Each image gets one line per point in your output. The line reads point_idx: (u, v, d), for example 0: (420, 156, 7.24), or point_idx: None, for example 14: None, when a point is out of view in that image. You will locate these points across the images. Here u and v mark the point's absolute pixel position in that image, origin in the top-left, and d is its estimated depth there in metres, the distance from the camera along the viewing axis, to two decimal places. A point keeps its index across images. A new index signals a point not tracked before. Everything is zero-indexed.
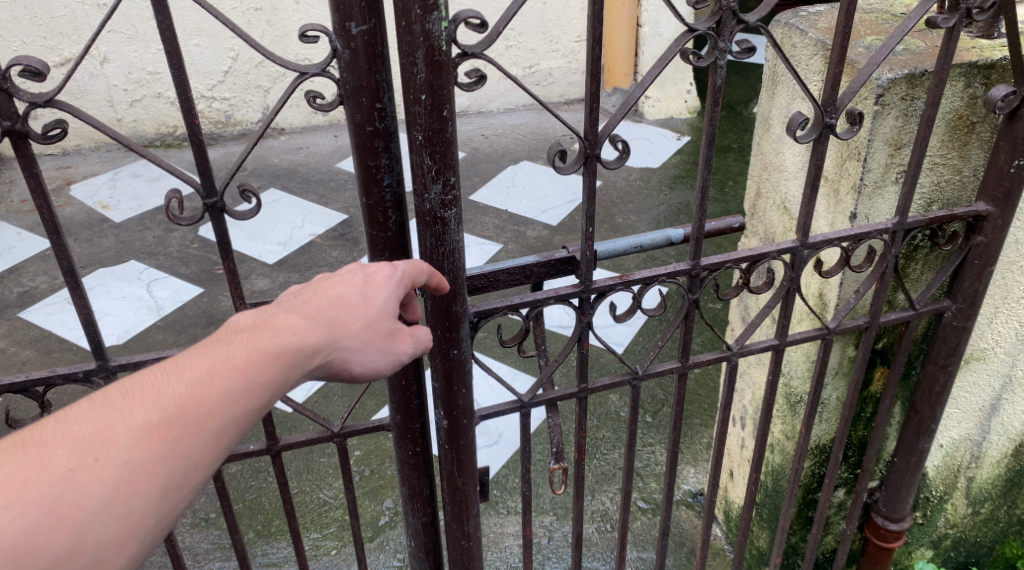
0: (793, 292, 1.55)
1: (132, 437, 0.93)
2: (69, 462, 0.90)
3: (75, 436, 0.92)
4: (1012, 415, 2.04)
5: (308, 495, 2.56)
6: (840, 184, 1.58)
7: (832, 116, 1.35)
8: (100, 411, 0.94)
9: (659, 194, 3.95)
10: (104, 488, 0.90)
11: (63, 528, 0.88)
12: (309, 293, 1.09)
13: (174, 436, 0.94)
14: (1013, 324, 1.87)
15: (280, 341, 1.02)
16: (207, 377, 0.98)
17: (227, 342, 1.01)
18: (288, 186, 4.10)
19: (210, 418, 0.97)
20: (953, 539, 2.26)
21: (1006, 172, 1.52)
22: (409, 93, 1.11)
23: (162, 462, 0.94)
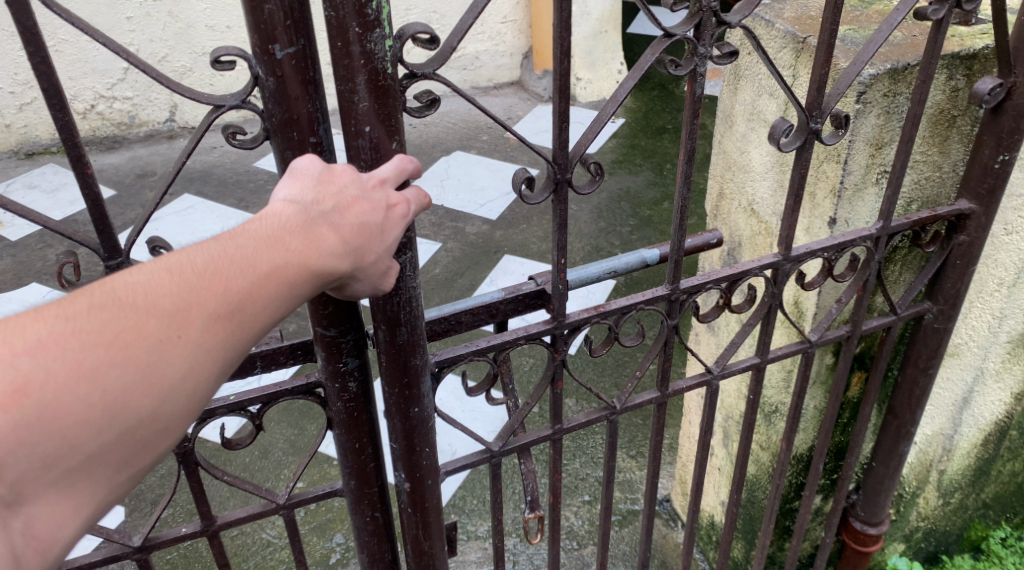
0: (774, 308, 1.43)
1: (208, 318, 0.83)
2: (149, 335, 0.80)
3: (155, 309, 0.81)
4: (983, 406, 1.97)
5: (250, 536, 2.35)
6: (817, 187, 1.46)
7: (817, 120, 1.22)
8: (178, 283, 0.83)
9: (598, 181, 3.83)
10: (182, 366, 0.82)
11: (144, 399, 0.81)
12: (344, 198, 0.92)
13: (241, 328, 0.85)
14: (986, 316, 1.77)
15: (338, 249, 0.90)
16: (272, 274, 0.86)
17: (285, 235, 0.88)
18: (203, 190, 3.82)
19: (269, 314, 0.87)
20: (924, 531, 2.21)
21: (990, 167, 1.43)
22: (351, 122, 0.95)
23: (226, 352, 0.85)
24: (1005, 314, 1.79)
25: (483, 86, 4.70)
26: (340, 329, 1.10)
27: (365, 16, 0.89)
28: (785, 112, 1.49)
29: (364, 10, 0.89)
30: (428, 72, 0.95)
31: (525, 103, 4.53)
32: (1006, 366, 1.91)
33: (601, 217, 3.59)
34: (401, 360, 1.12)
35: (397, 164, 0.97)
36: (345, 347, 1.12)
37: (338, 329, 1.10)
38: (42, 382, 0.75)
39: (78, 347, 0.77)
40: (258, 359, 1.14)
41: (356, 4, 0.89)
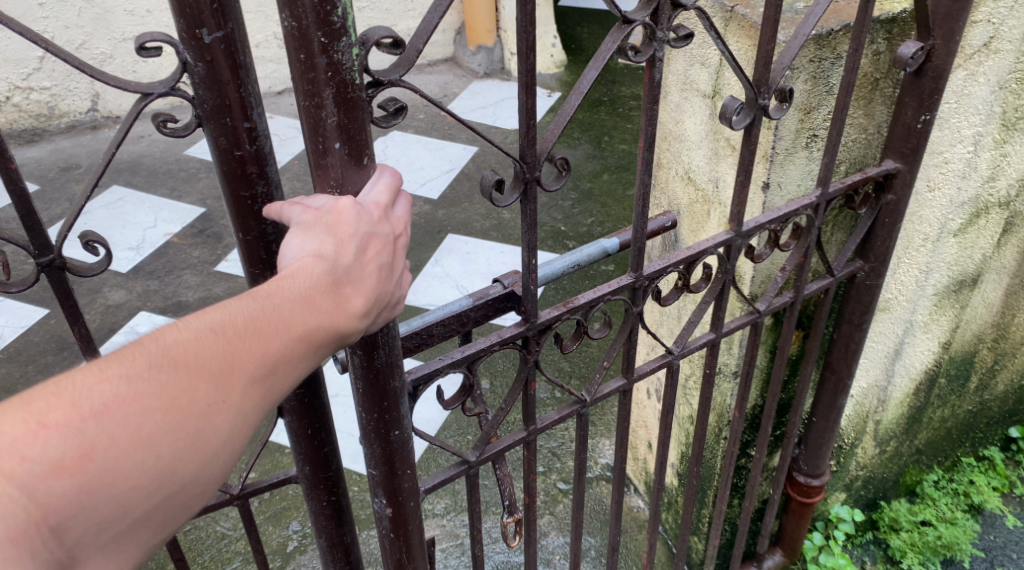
0: (727, 284, 1.48)
1: (248, 382, 0.88)
2: (197, 400, 0.85)
3: (204, 372, 0.85)
4: (913, 357, 2.03)
5: (203, 530, 2.33)
6: None
7: (765, 97, 1.26)
8: (223, 344, 0.86)
9: None
10: (223, 429, 0.87)
11: (191, 462, 0.85)
12: (364, 245, 0.95)
13: (273, 386, 0.90)
14: (913, 271, 1.83)
15: (360, 307, 0.94)
16: (303, 336, 0.90)
17: (316, 295, 0.91)
18: (133, 181, 3.71)
19: (299, 372, 0.92)
20: (863, 480, 2.28)
21: (913, 128, 1.49)
22: (320, 138, 0.97)
23: (259, 412, 0.90)
24: (931, 267, 1.84)
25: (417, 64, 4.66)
26: None
27: (331, 25, 0.90)
28: (718, 78, 1.52)
29: (329, 19, 0.90)
30: (394, 79, 0.95)
31: (461, 80, 4.52)
32: (933, 317, 1.97)
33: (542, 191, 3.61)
34: (377, 384, 1.13)
35: (388, 181, 1.02)
36: None
37: None
38: (106, 447, 0.79)
39: (137, 411, 0.81)
40: None
41: (319, 17, 0.89)
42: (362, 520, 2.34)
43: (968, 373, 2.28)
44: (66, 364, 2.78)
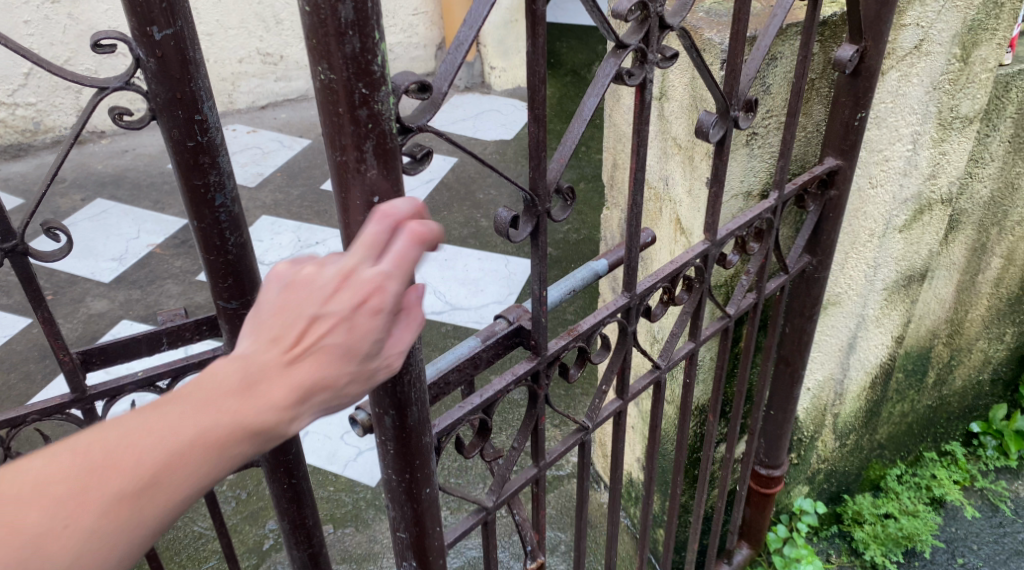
0: (704, 293, 1.54)
1: (104, 505, 0.75)
2: (29, 526, 0.73)
3: (44, 494, 0.73)
4: (868, 350, 2.09)
5: (180, 530, 2.37)
6: (694, 152, 1.57)
7: (734, 108, 1.31)
8: (82, 460, 0.75)
9: (517, 166, 3.93)
10: (71, 560, 0.74)
11: None
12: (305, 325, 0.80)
13: (152, 505, 0.77)
14: (862, 266, 1.89)
15: (274, 403, 0.80)
16: (196, 441, 0.78)
17: (227, 392, 0.79)
18: (116, 194, 3.77)
19: (189, 487, 0.78)
20: (825, 473, 2.34)
21: (850, 125, 1.56)
22: (352, 193, 0.91)
23: (128, 539, 0.76)
24: (878, 263, 1.90)
25: None
26: (242, 301, 1.12)
27: (372, 75, 0.85)
28: (663, 81, 1.60)
29: (369, 68, 0.85)
30: (422, 124, 0.91)
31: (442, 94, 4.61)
32: (884, 312, 2.03)
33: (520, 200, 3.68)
34: (409, 443, 1.14)
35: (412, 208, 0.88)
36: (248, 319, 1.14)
37: (241, 301, 1.12)
38: None
39: None
40: (164, 336, 1.20)
41: (359, 67, 0.85)
42: (337, 519, 2.38)
43: (925, 368, 2.34)
44: (47, 370, 2.84)
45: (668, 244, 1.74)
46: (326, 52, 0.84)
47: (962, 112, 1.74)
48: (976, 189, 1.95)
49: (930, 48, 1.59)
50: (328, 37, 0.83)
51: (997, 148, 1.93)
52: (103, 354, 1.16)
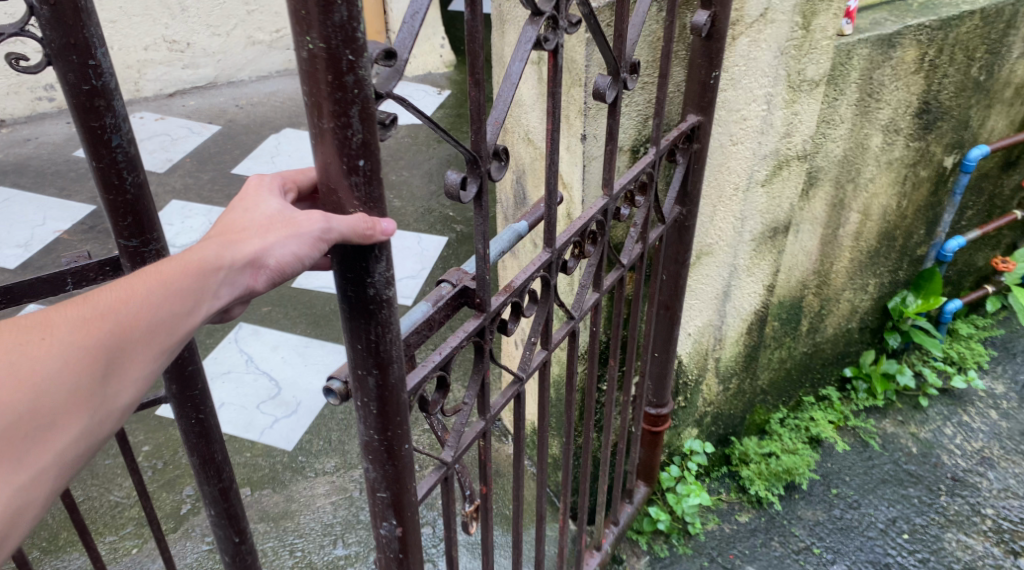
0: (603, 246, 1.65)
1: (72, 326, 0.97)
2: (12, 338, 0.94)
3: (19, 323, 0.96)
4: (742, 297, 2.29)
5: (97, 500, 2.42)
6: (569, 110, 1.73)
7: (625, 69, 1.44)
8: (48, 306, 0.98)
9: (428, 148, 4.05)
10: (55, 360, 0.94)
11: (23, 391, 0.92)
12: (223, 231, 1.10)
13: (113, 330, 0.99)
14: (730, 218, 2.08)
15: (199, 256, 1.06)
16: (139, 287, 1.02)
17: (159, 265, 1.05)
18: (20, 182, 3.73)
19: (145, 319, 1.01)
20: (712, 416, 2.55)
21: (706, 84, 1.74)
22: (333, 153, 0.97)
23: (102, 350, 0.98)
24: (745, 215, 2.10)
25: None
26: (142, 239, 1.21)
27: (356, 41, 0.92)
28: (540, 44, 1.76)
29: (354, 35, 0.92)
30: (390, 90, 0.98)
31: None
32: (754, 261, 2.23)
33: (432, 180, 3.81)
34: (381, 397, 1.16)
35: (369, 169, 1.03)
36: (149, 257, 1.22)
37: (141, 239, 1.21)
38: None
39: None
40: (69, 277, 1.31)
41: (346, 35, 0.92)
42: (255, 482, 2.46)
43: (799, 316, 2.56)
44: None
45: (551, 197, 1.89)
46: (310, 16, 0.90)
47: (809, 76, 1.95)
48: (829, 147, 2.17)
49: (773, 16, 1.79)
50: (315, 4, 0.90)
51: (845, 111, 2.15)
52: (8, 294, 1.28)
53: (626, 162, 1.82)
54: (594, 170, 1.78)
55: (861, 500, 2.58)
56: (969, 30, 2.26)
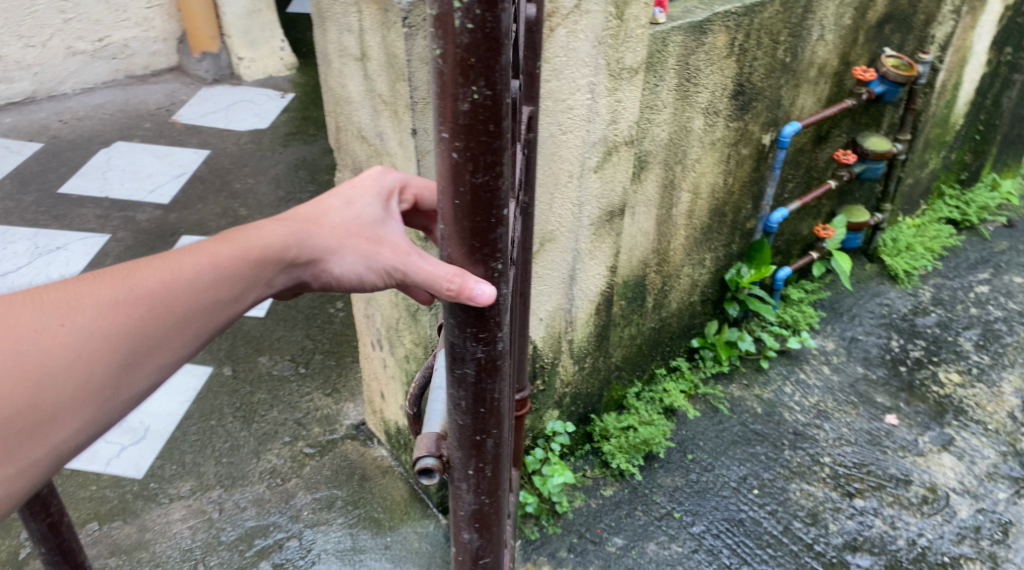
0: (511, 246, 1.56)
1: (99, 311, 1.06)
2: (26, 325, 1.02)
3: (42, 304, 1.04)
4: (588, 279, 2.37)
5: None
6: (397, 106, 1.74)
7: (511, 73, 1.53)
8: (84, 283, 1.07)
9: (273, 153, 3.94)
10: (68, 353, 1.03)
11: (25, 385, 1.00)
12: (302, 218, 1.27)
13: (146, 316, 1.09)
14: (567, 205, 2.15)
15: (256, 242, 1.20)
16: (181, 271, 1.13)
17: (220, 246, 1.18)
18: None
19: (185, 306, 1.12)
20: (570, 396, 2.62)
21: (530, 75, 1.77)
22: (468, 198, 1.14)
23: (124, 338, 1.07)
24: (581, 201, 2.17)
25: (140, 75, 4.57)
26: None
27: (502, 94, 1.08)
28: (361, 42, 1.76)
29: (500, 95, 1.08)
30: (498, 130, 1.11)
31: (189, 88, 4.50)
32: (595, 245, 2.32)
33: (280, 186, 3.72)
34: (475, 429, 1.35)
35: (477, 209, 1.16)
36: None
37: None
38: None
39: None
40: None
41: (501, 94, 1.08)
42: (103, 515, 2.33)
43: (644, 294, 2.68)
44: None
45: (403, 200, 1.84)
46: (472, 72, 1.05)
47: (627, 64, 2.04)
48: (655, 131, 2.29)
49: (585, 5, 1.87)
50: (488, 53, 1.04)
51: (667, 96, 2.26)
52: None
53: None
54: (428, 164, 1.79)
55: (714, 462, 2.74)
56: (772, 15, 2.43)
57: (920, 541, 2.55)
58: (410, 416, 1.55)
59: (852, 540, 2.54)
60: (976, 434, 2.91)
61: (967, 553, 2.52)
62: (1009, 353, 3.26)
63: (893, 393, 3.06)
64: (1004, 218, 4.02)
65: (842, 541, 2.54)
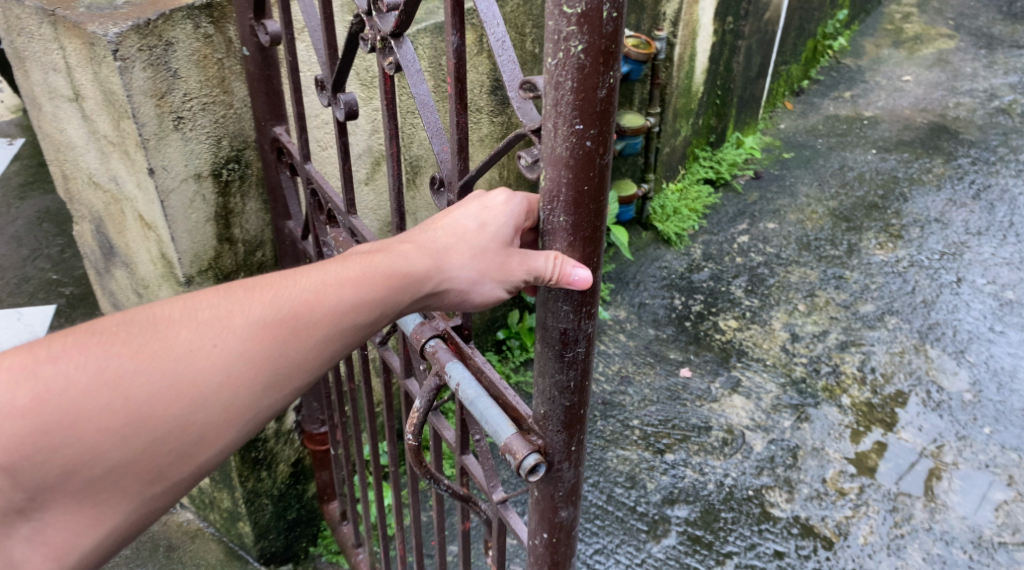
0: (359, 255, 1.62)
1: (247, 331, 1.01)
2: (179, 343, 0.98)
3: (193, 320, 1.00)
4: None
5: None
6: (127, 145, 1.60)
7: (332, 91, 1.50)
8: (233, 299, 1.03)
9: (9, 209, 3.52)
10: (216, 374, 0.99)
11: (174, 407, 0.97)
12: (451, 226, 1.12)
13: (287, 338, 1.03)
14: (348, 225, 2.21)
15: (397, 264, 1.09)
16: (327, 291, 1.05)
17: (372, 268, 1.08)
18: None
19: (325, 326, 1.05)
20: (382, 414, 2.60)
21: (272, 95, 1.65)
22: (596, 182, 1.04)
23: (268, 362, 1.02)
24: None
25: None
26: None
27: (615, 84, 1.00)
28: (73, 80, 1.61)
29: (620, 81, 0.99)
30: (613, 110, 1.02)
31: None
32: None
33: (23, 245, 3.33)
34: (581, 416, 1.24)
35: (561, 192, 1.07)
36: None
37: None
38: (71, 384, 0.92)
39: (109, 353, 0.95)
40: None
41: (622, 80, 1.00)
42: None
43: None
44: None
45: (174, 246, 1.71)
46: (610, 55, 0.96)
47: None
48: (421, 138, 2.39)
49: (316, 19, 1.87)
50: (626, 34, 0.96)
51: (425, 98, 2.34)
52: None
53: (209, 189, 1.73)
54: (174, 204, 1.67)
55: None
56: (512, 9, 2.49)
57: (726, 482, 2.74)
58: (410, 450, 1.34)
59: (669, 495, 2.69)
60: (758, 371, 3.18)
61: (766, 483, 2.75)
62: (773, 293, 3.59)
63: (683, 347, 3.28)
64: (751, 171, 4.43)
65: (660, 497, 2.68)
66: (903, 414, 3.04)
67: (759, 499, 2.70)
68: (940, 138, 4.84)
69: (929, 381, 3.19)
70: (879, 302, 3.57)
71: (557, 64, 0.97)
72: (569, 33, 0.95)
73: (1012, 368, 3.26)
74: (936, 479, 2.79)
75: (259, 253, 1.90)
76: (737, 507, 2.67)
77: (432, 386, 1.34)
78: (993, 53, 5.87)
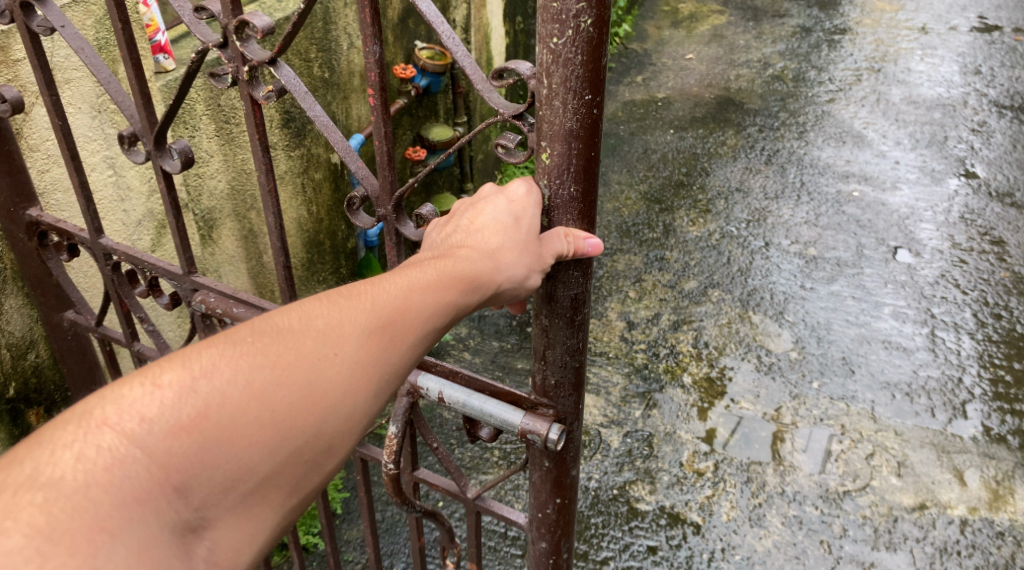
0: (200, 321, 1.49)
1: (358, 337, 0.89)
2: (308, 352, 0.86)
3: (310, 332, 0.87)
4: None
5: None
6: None
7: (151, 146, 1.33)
8: (335, 306, 0.91)
9: None
10: (343, 378, 0.87)
11: (312, 414, 0.84)
12: (490, 222, 1.03)
13: (394, 340, 0.92)
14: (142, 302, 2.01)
15: (465, 263, 0.99)
16: (416, 291, 0.95)
17: (451, 262, 0.99)
18: None
19: (418, 327, 0.94)
20: None
21: (14, 173, 1.52)
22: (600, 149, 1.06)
23: (379, 367, 0.90)
24: None
25: None
26: None
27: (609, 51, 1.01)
28: None
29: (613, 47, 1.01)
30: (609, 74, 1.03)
31: None
32: None
33: None
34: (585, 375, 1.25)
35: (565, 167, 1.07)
36: None
37: None
38: (221, 401, 0.80)
39: (250, 366, 0.82)
40: None
41: None
42: None
43: None
44: None
45: None
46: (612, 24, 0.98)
47: None
48: (211, 187, 2.19)
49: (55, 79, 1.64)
50: None
51: (209, 144, 2.16)
52: None
53: None
54: None
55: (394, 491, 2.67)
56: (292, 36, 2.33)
57: (591, 485, 2.73)
58: (392, 480, 1.29)
59: None
60: (602, 365, 3.20)
61: (629, 478, 2.76)
62: (604, 284, 3.63)
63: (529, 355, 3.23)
64: None
65: None
66: (738, 381, 3.16)
67: (625, 497, 2.70)
68: (727, 111, 5.11)
69: (757, 347, 3.33)
70: (701, 277, 3.70)
71: (566, 42, 0.97)
72: (579, 9, 0.95)
73: (826, 321, 3.47)
74: (780, 442, 2.91)
75: (30, 353, 1.84)
76: (606, 509, 2.66)
77: (405, 407, 1.28)
78: (759, 24, 6.28)
